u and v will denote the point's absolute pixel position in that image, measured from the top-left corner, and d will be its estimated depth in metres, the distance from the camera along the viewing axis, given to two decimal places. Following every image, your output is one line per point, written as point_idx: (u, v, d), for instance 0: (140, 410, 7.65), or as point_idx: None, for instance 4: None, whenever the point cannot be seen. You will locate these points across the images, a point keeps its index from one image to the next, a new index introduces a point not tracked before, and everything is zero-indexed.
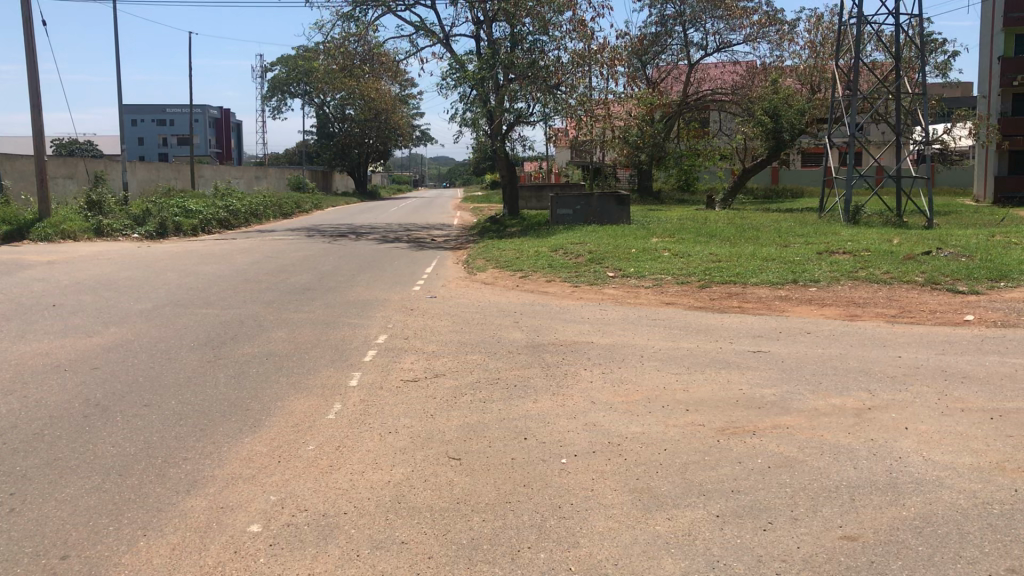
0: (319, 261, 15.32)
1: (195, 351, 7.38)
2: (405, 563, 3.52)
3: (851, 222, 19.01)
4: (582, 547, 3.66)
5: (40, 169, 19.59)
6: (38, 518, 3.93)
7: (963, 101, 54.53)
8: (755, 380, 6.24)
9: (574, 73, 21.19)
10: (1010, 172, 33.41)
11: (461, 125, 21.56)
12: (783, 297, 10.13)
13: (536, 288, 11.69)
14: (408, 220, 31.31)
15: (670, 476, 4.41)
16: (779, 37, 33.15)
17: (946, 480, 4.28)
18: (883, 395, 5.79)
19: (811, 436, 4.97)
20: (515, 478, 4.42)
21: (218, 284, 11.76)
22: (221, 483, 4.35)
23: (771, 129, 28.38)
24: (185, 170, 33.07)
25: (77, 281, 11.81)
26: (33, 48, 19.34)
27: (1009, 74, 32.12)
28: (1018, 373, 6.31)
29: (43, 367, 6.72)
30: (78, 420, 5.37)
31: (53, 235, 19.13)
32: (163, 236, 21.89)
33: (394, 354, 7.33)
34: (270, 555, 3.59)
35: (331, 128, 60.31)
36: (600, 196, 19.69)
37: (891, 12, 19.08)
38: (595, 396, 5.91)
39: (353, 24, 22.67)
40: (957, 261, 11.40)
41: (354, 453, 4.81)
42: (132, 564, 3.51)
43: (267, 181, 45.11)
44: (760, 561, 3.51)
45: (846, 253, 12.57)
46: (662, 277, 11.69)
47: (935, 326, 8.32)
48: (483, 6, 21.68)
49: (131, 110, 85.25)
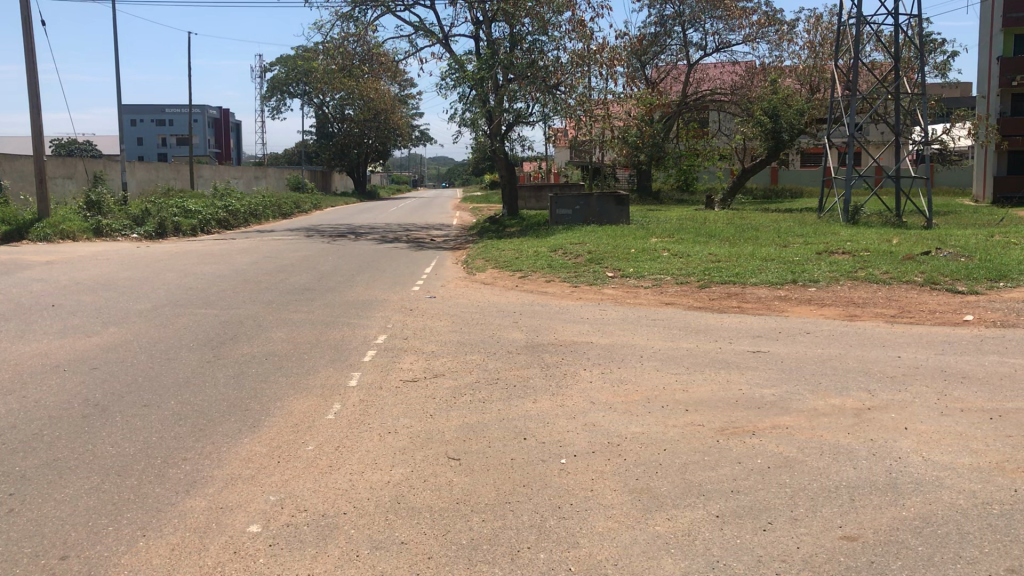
0: (318, 261, 15.32)
1: (195, 351, 7.38)
2: (404, 564, 3.51)
3: (851, 221, 19.02)
4: (582, 547, 3.66)
5: (39, 169, 19.58)
6: (38, 518, 3.93)
7: (962, 100, 54.57)
8: (755, 380, 6.24)
9: (573, 73, 21.18)
10: (1010, 172, 33.43)
11: (460, 125, 21.57)
12: (783, 297, 10.13)
13: (535, 288, 11.70)
14: (407, 219, 31.30)
15: (670, 476, 4.41)
16: (779, 37, 33.17)
17: (945, 480, 4.28)
18: (882, 395, 5.80)
19: (811, 436, 4.97)
20: (515, 477, 4.42)
21: (217, 284, 11.76)
22: (221, 483, 4.35)
23: (771, 130, 28.39)
24: (185, 170, 33.07)
25: (76, 281, 11.80)
26: (33, 48, 19.33)
27: (1009, 74, 32.13)
28: (1017, 373, 6.31)
29: (43, 368, 6.72)
30: (77, 420, 5.36)
31: (53, 235, 19.13)
32: (162, 236, 21.89)
33: (393, 354, 7.32)
34: (270, 555, 3.59)
35: (331, 128, 60.31)
36: (599, 196, 19.69)
37: (891, 12, 19.07)
38: (594, 396, 5.91)
39: (353, 24, 22.67)
40: (956, 261, 11.41)
41: (353, 453, 4.81)
42: (132, 564, 3.51)
43: (266, 180, 45.15)
44: (760, 561, 3.51)
45: (845, 253, 12.58)
46: (661, 277, 11.70)
47: (934, 327, 8.32)
48: (482, 7, 21.66)
49: (131, 110, 85.25)
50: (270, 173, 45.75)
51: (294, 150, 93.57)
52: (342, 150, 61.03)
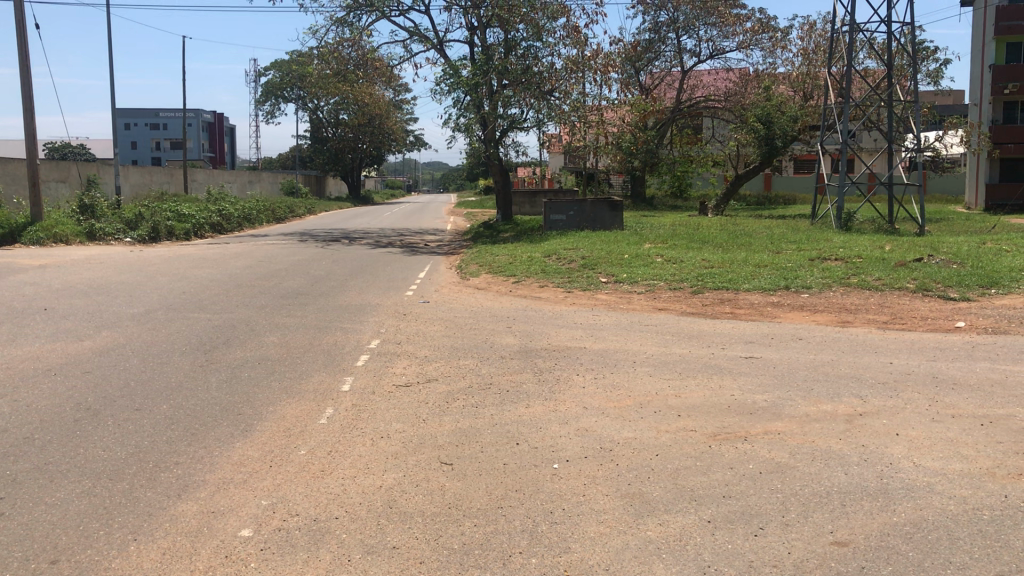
0: (311, 266, 15.21)
1: (187, 355, 7.34)
2: (396, 567, 3.52)
3: (841, 228, 19.17)
4: (573, 552, 3.66)
5: (32, 172, 19.42)
6: (28, 522, 3.91)
7: (956, 108, 55.10)
8: (747, 387, 6.23)
9: (567, 79, 21.35)
10: (1003, 180, 33.61)
11: (455, 130, 21.67)
12: (775, 303, 10.19)
13: (528, 294, 11.70)
14: (400, 220, 35.32)
15: (661, 480, 4.42)
16: (772, 45, 33.39)
17: (936, 486, 4.30)
18: (874, 402, 5.80)
19: (802, 442, 4.98)
20: (508, 482, 4.44)
21: (210, 288, 11.71)
22: (212, 488, 4.34)
23: (764, 137, 28.59)
24: (178, 174, 32.98)
25: (66, 285, 11.73)
26: (26, 50, 19.27)
27: (1000, 82, 32.42)
28: (1007, 379, 6.36)
29: (35, 372, 6.68)
30: (68, 425, 5.33)
31: (46, 239, 19.04)
32: (156, 240, 21.72)
33: (386, 359, 7.30)
34: (261, 560, 3.58)
35: (325, 133, 60.45)
36: (593, 203, 19.72)
37: (884, 21, 19.27)
38: (588, 402, 5.90)
39: (347, 28, 22.64)
40: (947, 267, 11.48)
41: (345, 457, 4.80)
42: (122, 568, 3.50)
43: (261, 185, 45.18)
44: (751, 567, 3.52)
45: (838, 259, 12.62)
46: (655, 283, 11.69)
47: (925, 333, 8.39)
48: (477, 12, 21.69)
49: (125, 113, 85.26)
50: (264, 176, 45.59)
51: (290, 153, 93.56)
52: (337, 154, 60.89)
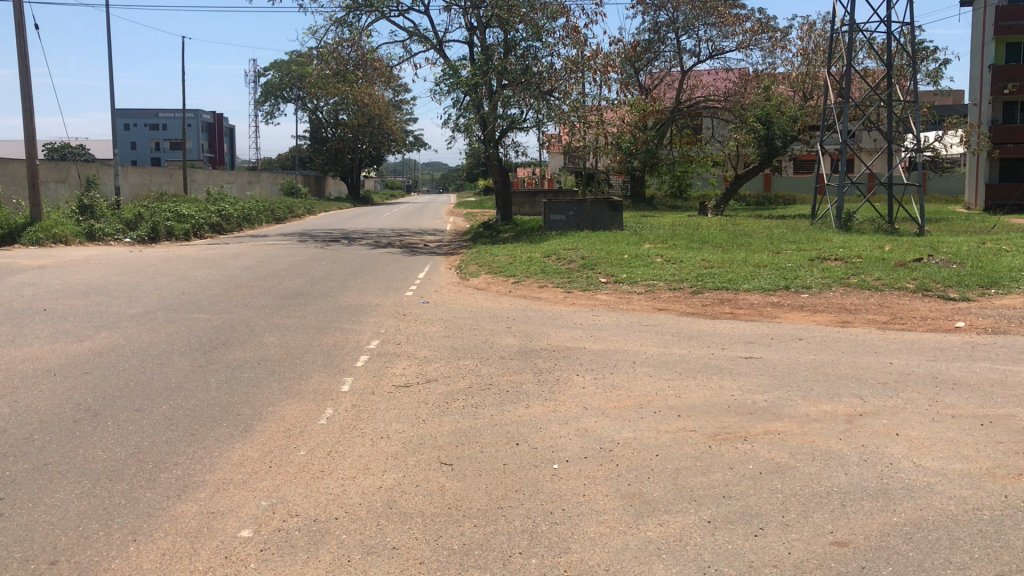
0: (310, 266, 15.21)
1: (186, 356, 7.34)
2: (396, 568, 3.52)
3: (841, 228, 19.17)
4: (573, 552, 3.66)
5: (32, 172, 19.43)
6: (28, 523, 3.90)
7: (956, 108, 55.12)
8: (747, 387, 6.23)
9: (566, 80, 21.36)
10: (1002, 180, 33.64)
11: (454, 130, 21.65)
12: (775, 303, 10.19)
13: (527, 294, 11.70)
14: (399, 219, 35.61)
15: (661, 481, 4.42)
16: (771, 45, 33.42)
17: (936, 486, 4.29)
18: (874, 402, 5.80)
19: (802, 442, 4.98)
20: (507, 482, 4.43)
21: (210, 289, 11.71)
22: (211, 488, 4.34)
23: (764, 137, 28.60)
24: (177, 174, 32.98)
25: (66, 285, 11.74)
26: (25, 50, 19.27)
27: (1000, 82, 32.45)
28: (1007, 379, 6.36)
29: (34, 372, 6.69)
30: (68, 426, 5.33)
31: (46, 240, 19.05)
32: (156, 240, 21.72)
33: (386, 359, 7.30)
34: (261, 560, 3.58)
35: (325, 133, 60.72)
36: (592, 203, 19.73)
37: (884, 21, 19.27)
38: (588, 402, 5.90)
39: (346, 28, 22.64)
40: (947, 267, 11.47)
41: (345, 458, 4.80)
42: (121, 568, 3.50)
43: (261, 185, 45.20)
44: (751, 567, 3.51)
45: (838, 260, 12.61)
46: (654, 283, 11.69)
47: (925, 333, 8.39)
48: (477, 12, 21.68)
49: (125, 113, 85.27)
50: (264, 176, 45.60)
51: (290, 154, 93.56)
52: (337, 155, 60.95)
